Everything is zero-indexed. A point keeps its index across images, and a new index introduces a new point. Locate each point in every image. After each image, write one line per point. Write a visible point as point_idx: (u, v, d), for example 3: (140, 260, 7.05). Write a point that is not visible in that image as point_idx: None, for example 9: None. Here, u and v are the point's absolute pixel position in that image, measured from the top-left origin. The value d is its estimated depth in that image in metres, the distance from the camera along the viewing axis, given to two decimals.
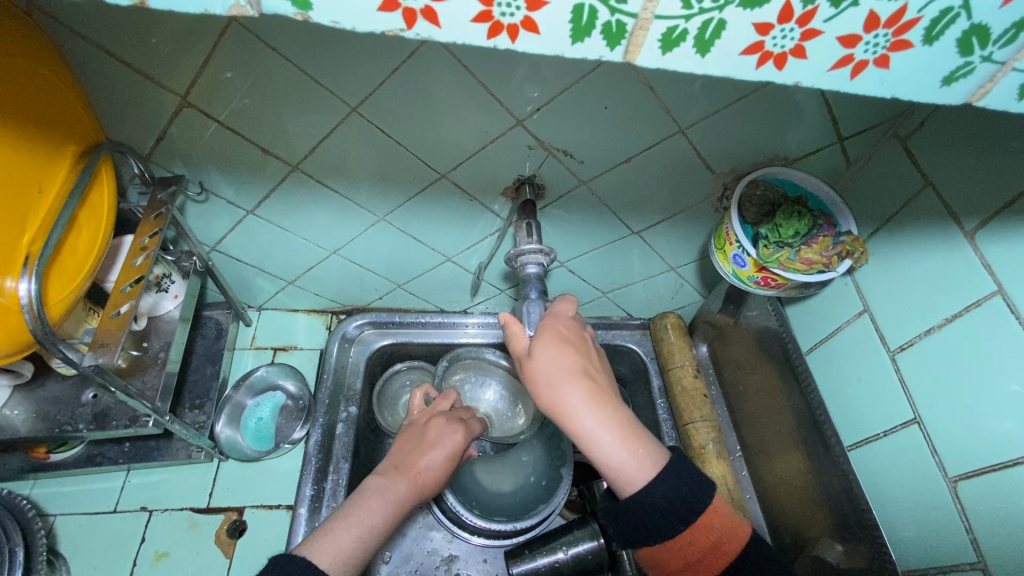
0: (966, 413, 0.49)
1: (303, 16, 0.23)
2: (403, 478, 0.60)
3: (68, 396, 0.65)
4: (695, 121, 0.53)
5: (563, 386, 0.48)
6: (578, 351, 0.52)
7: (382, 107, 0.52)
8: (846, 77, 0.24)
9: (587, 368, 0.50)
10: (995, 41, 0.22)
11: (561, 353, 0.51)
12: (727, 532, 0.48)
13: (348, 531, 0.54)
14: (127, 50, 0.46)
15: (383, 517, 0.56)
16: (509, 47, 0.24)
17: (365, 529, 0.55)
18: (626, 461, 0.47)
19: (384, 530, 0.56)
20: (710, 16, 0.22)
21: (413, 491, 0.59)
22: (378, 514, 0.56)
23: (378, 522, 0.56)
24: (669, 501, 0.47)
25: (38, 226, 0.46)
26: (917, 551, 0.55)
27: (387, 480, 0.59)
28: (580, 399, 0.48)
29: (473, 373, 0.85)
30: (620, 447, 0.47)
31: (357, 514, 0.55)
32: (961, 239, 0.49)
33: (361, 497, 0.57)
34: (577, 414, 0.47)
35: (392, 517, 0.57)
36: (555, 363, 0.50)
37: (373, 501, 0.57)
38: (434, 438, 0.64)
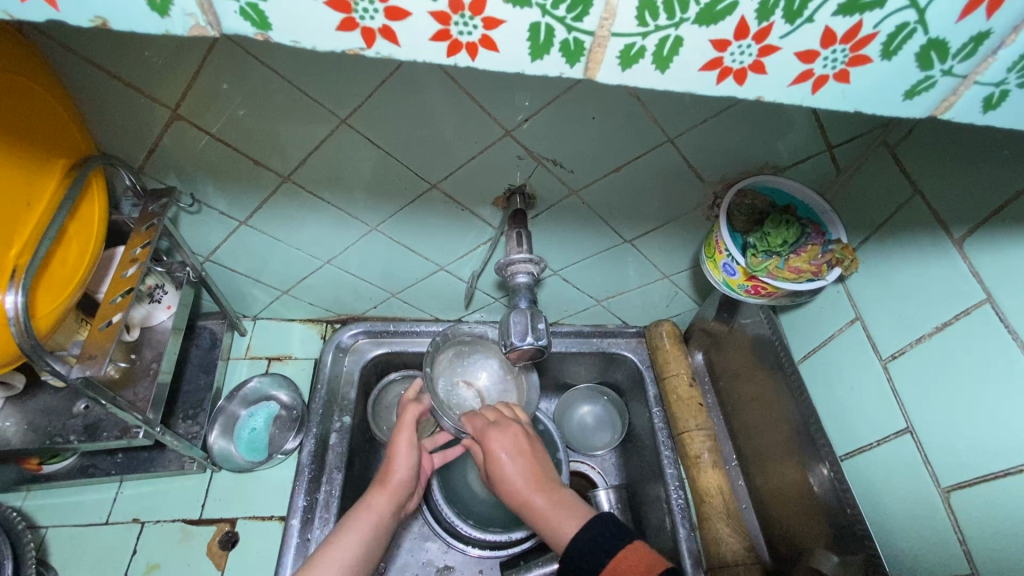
0: (958, 421, 0.48)
1: (264, 35, 0.23)
2: (382, 492, 0.61)
3: (59, 407, 0.65)
4: (682, 130, 0.54)
5: (520, 477, 0.58)
6: (527, 440, 0.62)
7: (370, 118, 0.52)
8: (807, 92, 0.24)
9: (523, 445, 0.61)
10: (955, 55, 0.22)
11: (508, 449, 0.60)
12: (655, 566, 0.50)
13: (339, 555, 0.55)
14: (116, 64, 0.46)
15: (367, 531, 0.58)
16: (470, 65, 0.24)
17: (347, 551, 0.56)
18: (559, 517, 0.55)
19: (375, 545, 0.58)
20: (666, 33, 0.22)
21: (392, 500, 0.61)
22: (360, 532, 0.57)
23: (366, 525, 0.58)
24: (602, 542, 0.52)
25: (26, 240, 0.46)
26: (912, 562, 0.54)
27: (368, 498, 0.60)
28: (530, 482, 0.58)
29: (468, 350, 0.77)
30: (549, 506, 0.56)
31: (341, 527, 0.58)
32: (950, 246, 0.49)
33: (346, 523, 0.58)
34: (527, 495, 0.57)
35: (382, 528, 0.59)
36: (511, 459, 0.60)
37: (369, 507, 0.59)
38: (400, 444, 0.64)
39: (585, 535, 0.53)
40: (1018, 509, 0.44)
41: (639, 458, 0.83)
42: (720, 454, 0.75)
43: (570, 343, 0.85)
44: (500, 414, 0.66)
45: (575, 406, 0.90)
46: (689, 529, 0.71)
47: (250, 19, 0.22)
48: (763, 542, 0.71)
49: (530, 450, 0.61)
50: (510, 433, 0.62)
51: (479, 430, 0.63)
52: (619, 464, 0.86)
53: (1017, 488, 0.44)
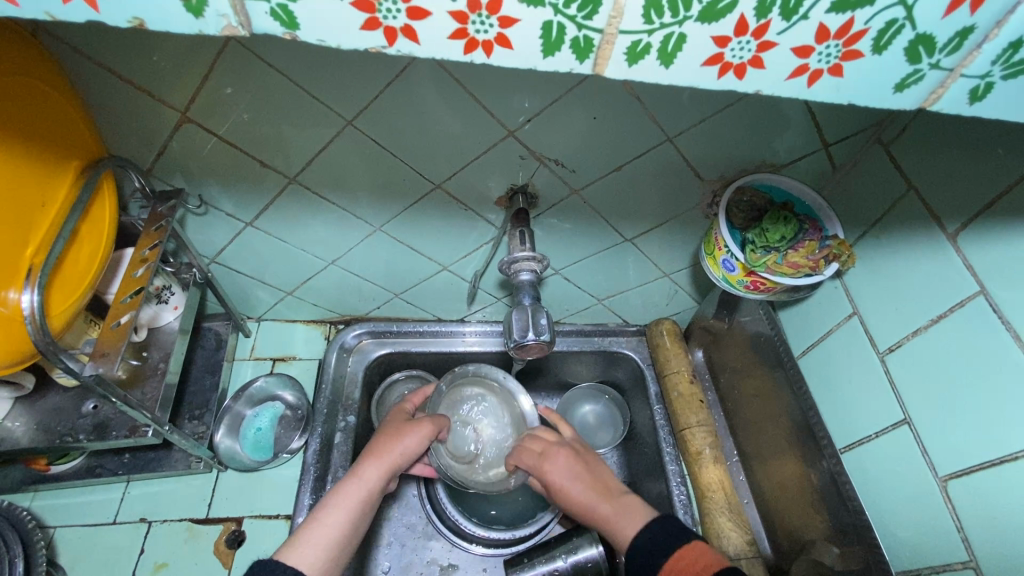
0: (955, 411, 0.49)
1: (292, 35, 0.24)
2: (375, 464, 0.60)
3: (68, 407, 0.66)
4: (682, 129, 0.55)
5: (586, 497, 0.59)
6: (579, 459, 0.63)
7: (376, 119, 0.53)
8: (803, 85, 0.25)
9: (576, 457, 0.63)
10: (942, 49, 0.23)
11: (564, 460, 0.62)
12: (715, 566, 0.48)
13: (321, 531, 0.55)
14: (126, 66, 0.47)
15: (353, 505, 0.57)
16: (484, 62, 0.25)
17: (335, 525, 0.55)
18: (623, 525, 0.55)
19: (362, 520, 0.58)
20: (670, 30, 0.23)
21: (385, 476, 0.60)
22: (347, 509, 0.57)
23: (351, 510, 0.57)
24: (659, 541, 0.52)
25: (40, 240, 0.47)
26: (910, 552, 0.55)
27: (360, 470, 0.60)
28: (591, 497, 0.58)
29: (471, 388, 0.78)
30: (615, 516, 0.56)
31: (322, 514, 0.56)
32: (944, 240, 0.50)
33: (332, 500, 0.57)
34: (592, 508, 0.58)
35: (368, 503, 0.58)
36: (573, 483, 0.60)
37: (350, 490, 0.58)
38: (414, 429, 0.64)
39: (650, 533, 0.53)
40: (1015, 495, 0.45)
41: (641, 456, 0.83)
42: (721, 450, 0.76)
43: (571, 343, 0.85)
44: (543, 441, 0.66)
45: (576, 406, 0.90)
46: (690, 524, 0.72)
47: (281, 20, 0.23)
48: (764, 535, 0.73)
49: (589, 471, 0.61)
50: (561, 455, 0.63)
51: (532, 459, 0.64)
52: (620, 463, 0.87)
53: (1013, 475, 0.45)
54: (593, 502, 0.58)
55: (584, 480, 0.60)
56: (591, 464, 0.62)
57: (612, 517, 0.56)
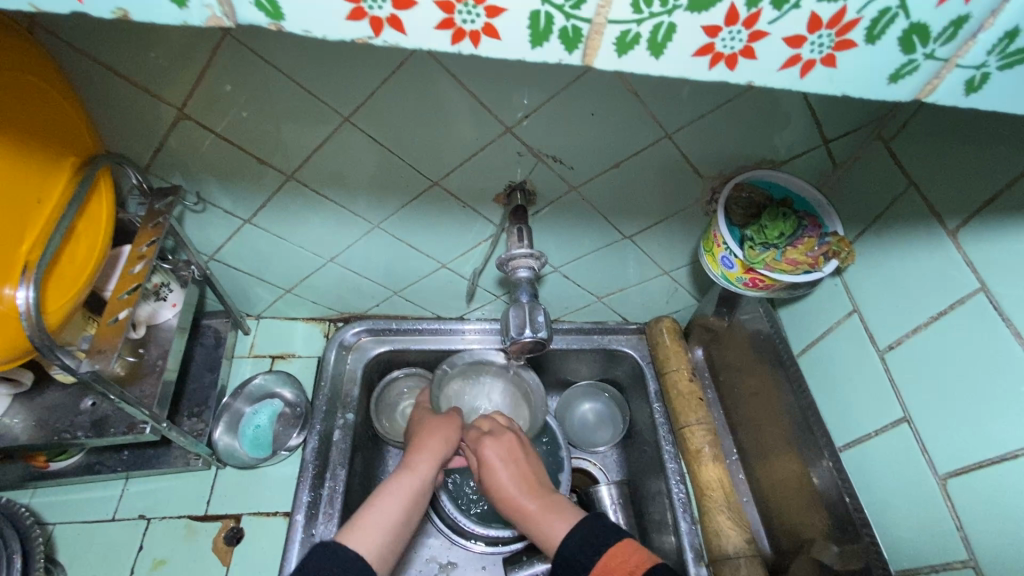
0: (955, 409, 0.49)
1: (277, 26, 0.24)
2: (427, 456, 0.61)
3: (67, 403, 0.66)
4: (680, 126, 0.55)
5: (515, 486, 0.59)
6: (520, 448, 0.63)
7: (373, 116, 0.53)
8: (796, 76, 0.25)
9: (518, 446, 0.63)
10: (936, 39, 0.23)
11: (504, 446, 0.62)
12: (646, 564, 0.50)
13: (379, 516, 0.55)
14: (120, 61, 0.47)
15: (408, 493, 0.58)
16: (472, 53, 0.25)
17: (392, 511, 0.56)
18: (548, 521, 0.56)
19: (416, 510, 0.58)
20: (660, 20, 0.23)
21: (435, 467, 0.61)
22: (403, 496, 0.57)
23: (405, 498, 0.57)
24: (587, 540, 0.52)
25: (36, 236, 0.47)
26: (909, 550, 0.54)
27: (411, 462, 0.60)
28: (521, 488, 0.59)
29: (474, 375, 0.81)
30: (542, 511, 0.57)
31: (377, 502, 0.56)
32: (944, 236, 0.50)
33: (387, 487, 0.58)
34: (518, 499, 0.58)
35: (422, 492, 0.59)
36: (507, 467, 0.60)
37: (399, 483, 0.58)
38: (450, 420, 0.66)
39: (577, 534, 0.53)
40: (1014, 494, 0.44)
41: (640, 455, 0.83)
42: (721, 448, 0.76)
43: (570, 340, 0.85)
44: (494, 423, 0.67)
45: (576, 404, 0.90)
46: (689, 522, 0.72)
47: (264, 10, 0.23)
48: (763, 534, 0.73)
49: (526, 463, 0.61)
50: (505, 441, 0.63)
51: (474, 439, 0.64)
52: (620, 461, 0.87)
53: (1013, 473, 0.44)
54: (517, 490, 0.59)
55: (519, 470, 0.60)
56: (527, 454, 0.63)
57: (536, 511, 0.57)
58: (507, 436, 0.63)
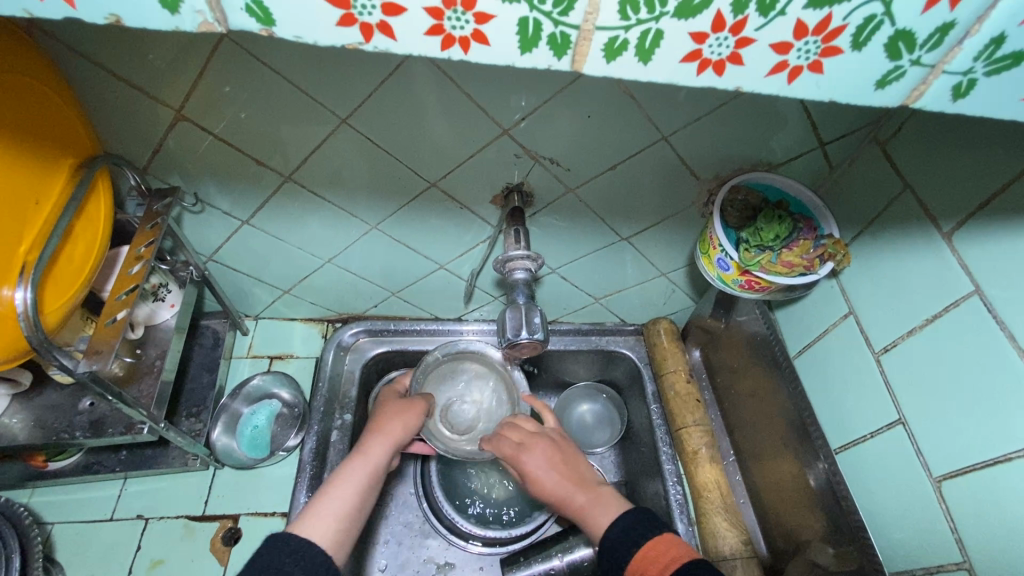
0: (949, 411, 0.49)
1: (268, 31, 0.24)
2: (380, 440, 0.61)
3: (65, 404, 0.66)
4: (676, 128, 0.55)
5: (562, 488, 0.59)
6: (558, 452, 0.62)
7: (369, 117, 0.53)
8: (784, 82, 0.25)
9: (553, 447, 0.63)
10: (922, 46, 0.23)
11: (541, 450, 0.62)
12: (680, 559, 0.49)
13: (333, 503, 0.55)
14: (118, 63, 0.47)
15: (362, 480, 0.57)
16: (463, 58, 0.25)
17: (343, 497, 0.55)
18: (597, 514, 0.56)
19: (370, 497, 0.58)
20: (647, 26, 0.23)
21: (388, 452, 0.61)
22: (356, 483, 0.57)
23: (360, 486, 0.57)
24: (633, 533, 0.52)
25: (34, 237, 0.47)
26: (904, 552, 0.54)
27: (363, 447, 0.60)
28: (567, 486, 0.59)
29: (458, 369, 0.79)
30: (590, 505, 0.57)
31: (331, 491, 0.56)
32: (939, 239, 0.50)
33: (341, 474, 0.58)
34: (567, 499, 0.58)
35: (375, 478, 0.59)
36: (550, 475, 0.60)
37: (354, 471, 0.58)
38: (410, 408, 0.66)
39: (622, 526, 0.53)
40: (1007, 496, 0.44)
41: (638, 456, 0.83)
42: (718, 449, 0.76)
43: (569, 341, 0.85)
44: (523, 429, 0.65)
45: (574, 405, 0.90)
46: (687, 524, 0.72)
47: (255, 15, 0.23)
48: (759, 536, 0.73)
49: (566, 463, 0.61)
50: (540, 449, 0.62)
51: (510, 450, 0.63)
52: (618, 461, 0.87)
53: (1006, 476, 0.45)
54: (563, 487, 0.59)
55: (560, 469, 0.60)
56: (564, 453, 0.62)
57: (586, 505, 0.57)
58: (541, 442, 0.63)
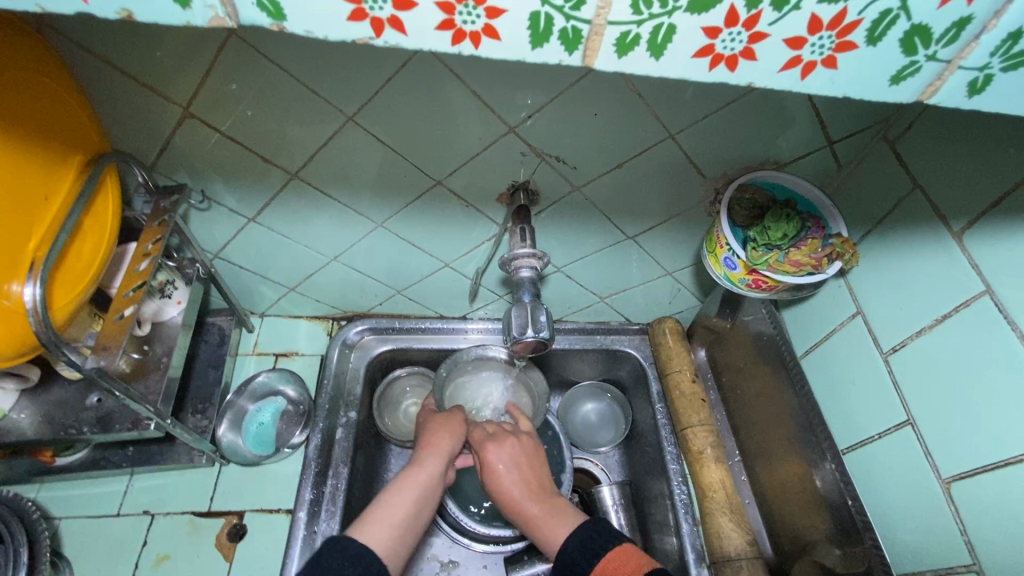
0: (958, 412, 0.49)
1: (279, 26, 0.24)
2: (433, 452, 0.62)
3: (73, 400, 0.66)
4: (683, 127, 0.54)
5: (517, 489, 0.59)
6: (525, 452, 0.63)
7: (376, 115, 0.53)
8: (797, 78, 0.25)
9: (523, 450, 0.63)
10: (938, 41, 0.23)
11: (508, 449, 0.63)
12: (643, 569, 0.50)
13: (389, 512, 0.55)
14: (129, 61, 0.47)
15: (417, 490, 0.58)
16: (473, 54, 0.25)
17: (400, 506, 0.56)
18: (550, 525, 0.57)
19: (426, 505, 0.58)
20: (660, 21, 0.23)
21: (443, 464, 0.62)
22: (412, 494, 0.57)
23: (416, 496, 0.58)
24: (584, 545, 0.53)
25: (43, 233, 0.47)
26: (912, 554, 0.54)
27: (419, 459, 0.61)
28: (523, 491, 0.59)
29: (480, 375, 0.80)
30: (543, 515, 0.57)
31: (386, 500, 0.56)
32: (949, 239, 0.50)
33: (397, 484, 0.58)
34: (522, 504, 0.59)
35: (431, 488, 0.60)
36: (511, 472, 0.61)
37: (407, 485, 0.58)
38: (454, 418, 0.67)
39: (577, 542, 0.54)
40: (1017, 498, 0.44)
41: (642, 455, 0.83)
42: (723, 449, 0.75)
43: (573, 340, 0.85)
44: (500, 427, 0.67)
45: (579, 404, 0.90)
46: (691, 524, 0.72)
47: (266, 10, 0.23)
48: (765, 536, 0.72)
49: (533, 467, 0.62)
50: (508, 445, 0.63)
51: (478, 443, 0.64)
52: (622, 461, 0.87)
53: (1017, 478, 0.44)
54: (518, 490, 0.59)
55: (523, 471, 0.61)
56: (530, 456, 0.63)
57: (539, 514, 0.58)
58: (511, 441, 0.64)
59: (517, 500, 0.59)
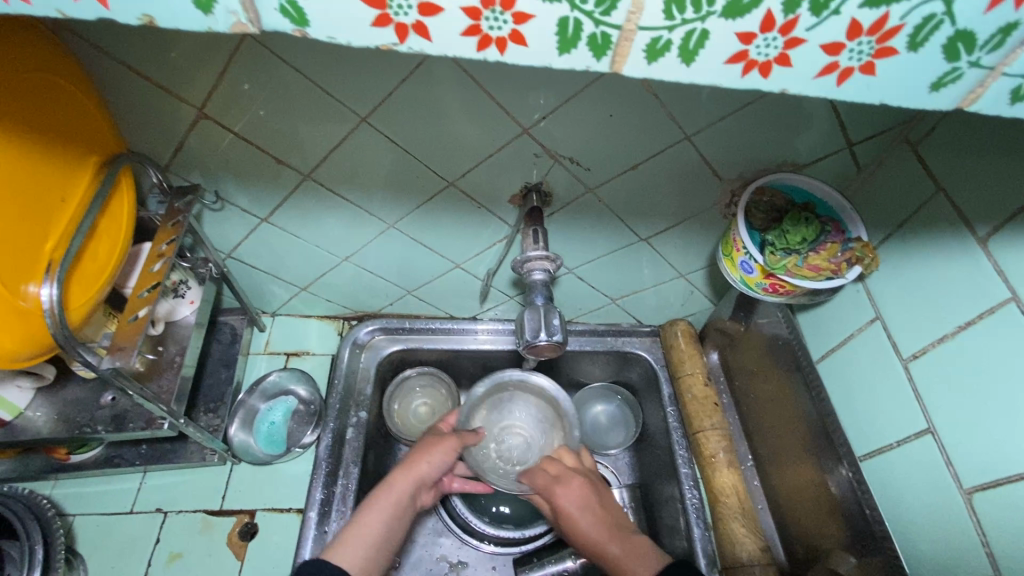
0: (981, 421, 0.48)
1: (301, 32, 0.24)
2: (405, 474, 0.63)
3: (88, 398, 0.67)
4: (700, 128, 0.54)
5: (595, 530, 0.59)
6: (595, 492, 0.63)
7: (390, 116, 0.53)
8: (832, 84, 0.25)
9: (593, 492, 0.64)
10: (982, 47, 0.22)
11: (577, 492, 0.63)
12: None
13: (360, 532, 0.58)
14: (147, 64, 0.47)
15: (387, 510, 0.60)
16: (498, 59, 0.25)
17: (372, 526, 0.58)
18: (634, 566, 0.55)
19: (396, 525, 0.60)
20: (692, 26, 0.23)
21: (413, 486, 0.62)
22: (381, 515, 0.59)
23: (387, 517, 0.60)
24: None
25: (60, 234, 0.48)
26: (931, 563, 0.53)
27: (390, 479, 0.62)
28: (602, 532, 0.59)
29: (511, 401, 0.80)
30: (627, 555, 0.57)
31: (358, 522, 0.59)
32: (974, 244, 0.48)
33: (370, 502, 0.61)
34: (602, 546, 0.58)
35: (400, 508, 0.61)
36: (585, 514, 0.61)
37: (378, 504, 0.60)
38: (442, 442, 0.67)
39: None
40: None
41: (653, 458, 0.82)
42: (735, 453, 0.75)
43: (584, 342, 0.84)
44: (562, 466, 0.67)
45: (589, 405, 0.89)
46: (703, 529, 0.71)
47: (289, 16, 0.23)
48: (778, 542, 0.71)
49: (605, 509, 0.62)
50: (577, 487, 0.63)
51: (545, 484, 0.65)
52: (632, 464, 0.86)
53: None
54: (598, 532, 0.59)
55: (597, 513, 0.61)
56: (598, 496, 0.63)
57: (622, 554, 0.57)
58: (578, 481, 0.64)
59: (597, 543, 0.59)
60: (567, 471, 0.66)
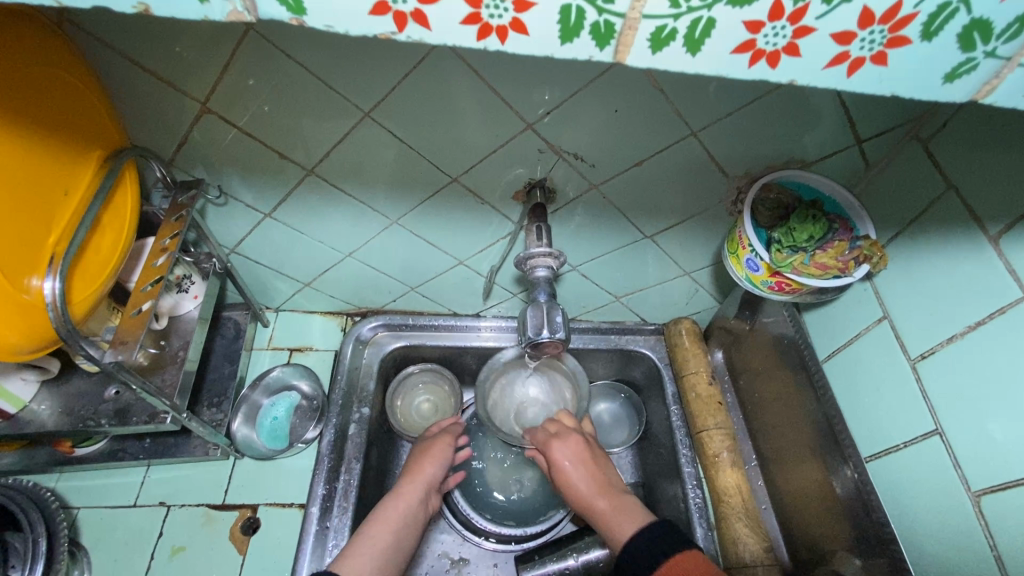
0: (990, 422, 0.47)
1: (299, 20, 0.24)
2: (409, 482, 0.66)
3: (92, 391, 0.67)
4: (706, 123, 0.53)
5: (585, 485, 0.62)
6: (588, 448, 0.65)
7: (394, 111, 0.53)
8: (843, 75, 0.24)
9: (587, 450, 0.65)
10: (999, 36, 0.22)
11: (572, 447, 0.65)
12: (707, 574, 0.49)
13: (370, 544, 0.60)
14: (150, 57, 0.47)
15: (396, 519, 0.63)
16: (499, 49, 0.24)
17: (382, 536, 0.61)
18: (618, 522, 0.58)
19: (408, 532, 0.63)
20: (699, 14, 0.22)
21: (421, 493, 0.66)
22: (389, 525, 0.62)
23: (396, 526, 0.62)
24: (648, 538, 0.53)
25: (63, 227, 0.48)
26: (937, 566, 0.52)
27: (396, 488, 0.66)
28: (591, 488, 0.61)
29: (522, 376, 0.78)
30: (611, 510, 0.59)
31: (368, 532, 0.61)
32: (985, 243, 0.48)
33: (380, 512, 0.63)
34: (591, 500, 0.61)
35: (411, 515, 0.64)
36: (575, 467, 0.63)
37: (385, 516, 0.62)
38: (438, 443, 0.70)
39: (644, 536, 0.54)
40: None
41: (656, 457, 0.82)
42: (739, 453, 0.74)
43: (588, 340, 0.84)
44: (561, 425, 0.69)
45: (592, 403, 0.89)
46: (706, 529, 0.70)
47: (286, 4, 0.23)
48: (781, 543, 0.71)
49: (597, 466, 0.64)
50: (573, 442, 0.65)
51: (542, 441, 0.67)
52: (635, 462, 0.86)
53: None
54: (590, 488, 0.62)
55: (588, 469, 0.63)
56: (592, 453, 0.65)
57: (606, 510, 0.59)
58: (574, 437, 0.66)
59: (585, 498, 0.61)
60: (564, 429, 0.67)
